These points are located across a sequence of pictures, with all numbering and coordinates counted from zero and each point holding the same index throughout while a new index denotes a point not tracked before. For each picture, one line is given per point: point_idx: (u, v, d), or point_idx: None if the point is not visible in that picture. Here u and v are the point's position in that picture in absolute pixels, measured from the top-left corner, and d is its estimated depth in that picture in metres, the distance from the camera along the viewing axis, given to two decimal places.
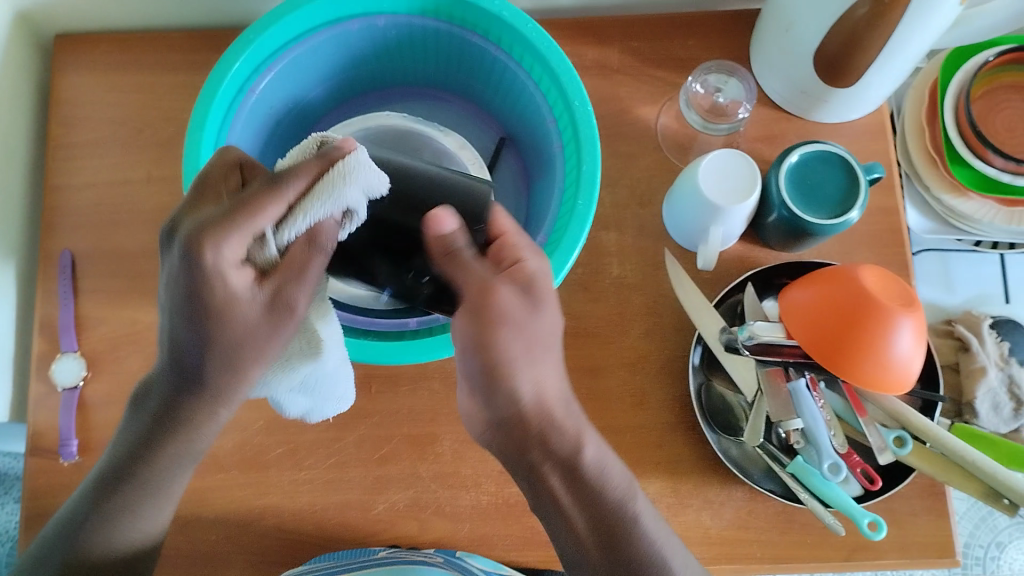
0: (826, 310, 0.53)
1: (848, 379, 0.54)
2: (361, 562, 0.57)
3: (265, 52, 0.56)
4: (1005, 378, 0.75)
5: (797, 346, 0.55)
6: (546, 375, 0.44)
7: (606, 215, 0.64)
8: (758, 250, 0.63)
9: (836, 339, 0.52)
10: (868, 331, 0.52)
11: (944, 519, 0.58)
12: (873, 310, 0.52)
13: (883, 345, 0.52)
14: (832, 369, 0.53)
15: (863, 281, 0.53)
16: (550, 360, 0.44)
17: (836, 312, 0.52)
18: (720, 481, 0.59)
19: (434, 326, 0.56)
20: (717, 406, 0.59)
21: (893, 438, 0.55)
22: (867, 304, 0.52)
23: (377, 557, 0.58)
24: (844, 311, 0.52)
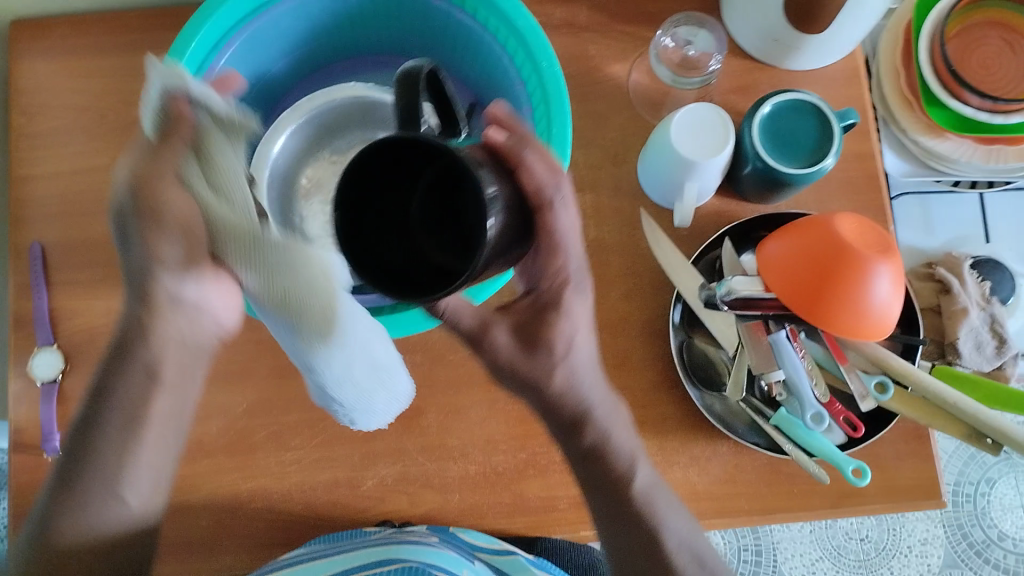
0: (804, 258, 0.53)
1: (829, 326, 0.53)
2: (359, 539, 0.57)
3: (223, 27, 0.55)
4: (988, 318, 0.75)
5: (776, 299, 0.54)
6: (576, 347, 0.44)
7: (581, 177, 0.63)
8: (735, 204, 0.62)
9: (812, 288, 0.53)
10: (849, 280, 0.52)
11: (929, 462, 0.59)
12: (850, 261, 0.52)
13: (858, 296, 0.52)
14: (814, 314, 0.53)
15: (831, 230, 0.52)
16: (580, 331, 0.44)
17: (816, 260, 0.52)
18: (706, 437, 0.59)
19: None
20: (699, 363, 0.59)
21: (875, 384, 0.56)
22: (844, 252, 0.52)
23: (374, 537, 0.57)
24: (823, 259, 0.52)
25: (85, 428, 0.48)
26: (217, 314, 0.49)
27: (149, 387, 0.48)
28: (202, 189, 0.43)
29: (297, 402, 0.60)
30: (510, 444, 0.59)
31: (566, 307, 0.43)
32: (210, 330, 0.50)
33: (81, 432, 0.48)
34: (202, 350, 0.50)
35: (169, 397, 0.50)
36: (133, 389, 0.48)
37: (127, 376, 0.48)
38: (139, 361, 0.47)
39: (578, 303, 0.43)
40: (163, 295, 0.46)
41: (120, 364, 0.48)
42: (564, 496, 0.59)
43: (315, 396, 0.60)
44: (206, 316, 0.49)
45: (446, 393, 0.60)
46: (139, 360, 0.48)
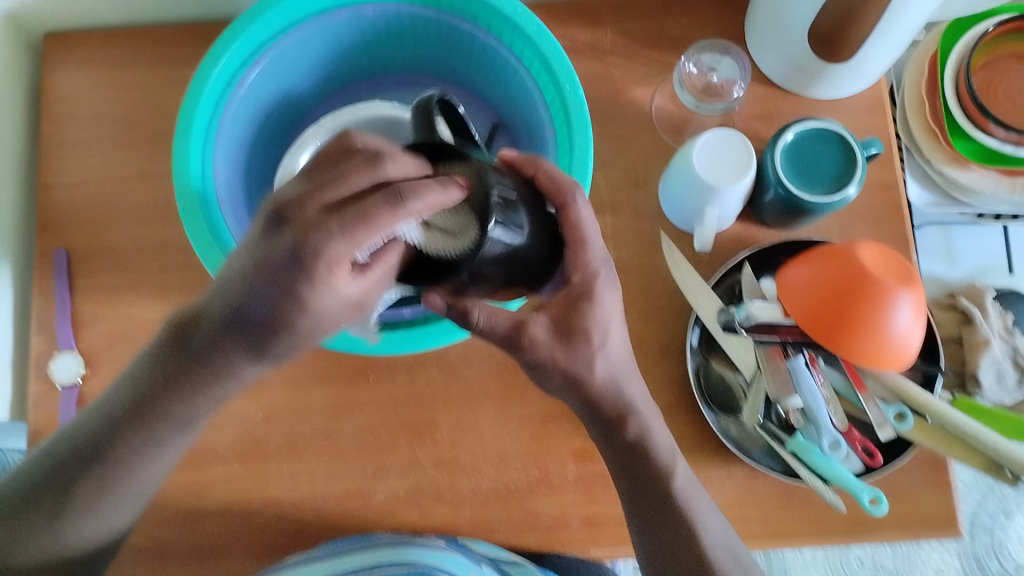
0: (822, 284, 0.53)
1: (848, 354, 0.53)
2: (367, 543, 0.58)
3: (252, 45, 0.56)
4: (1010, 350, 0.75)
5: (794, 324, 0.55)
6: (609, 341, 0.47)
7: (600, 198, 0.63)
8: (754, 229, 0.62)
9: (832, 314, 0.53)
10: (868, 306, 0.52)
11: (946, 493, 0.58)
12: (866, 287, 0.52)
13: (878, 322, 0.52)
14: (832, 341, 0.53)
15: (851, 256, 0.53)
16: (614, 319, 0.47)
17: (834, 286, 0.53)
18: (720, 460, 0.59)
19: (428, 315, 0.55)
20: (717, 386, 0.59)
21: (893, 413, 0.55)
22: (865, 279, 0.52)
23: (382, 541, 0.58)
24: (841, 286, 0.52)
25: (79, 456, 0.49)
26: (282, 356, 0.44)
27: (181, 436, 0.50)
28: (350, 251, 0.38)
29: (313, 412, 0.61)
30: (524, 462, 0.60)
31: (596, 299, 0.46)
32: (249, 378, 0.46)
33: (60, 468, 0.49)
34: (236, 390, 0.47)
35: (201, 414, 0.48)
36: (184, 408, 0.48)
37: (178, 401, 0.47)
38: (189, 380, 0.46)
39: (607, 296, 0.47)
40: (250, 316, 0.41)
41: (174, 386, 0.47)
42: (575, 515, 0.59)
43: (331, 407, 0.61)
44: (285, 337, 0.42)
45: (461, 408, 0.61)
46: (178, 420, 0.48)
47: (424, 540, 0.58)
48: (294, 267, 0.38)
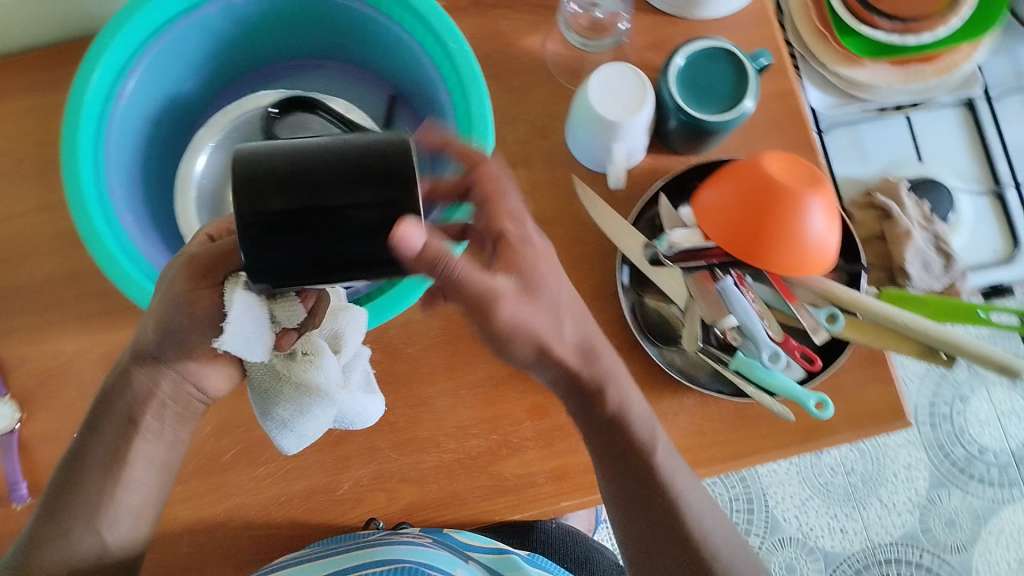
0: (747, 189, 0.53)
1: (778, 257, 0.54)
2: (351, 540, 0.57)
3: (124, 51, 0.53)
4: (932, 237, 0.77)
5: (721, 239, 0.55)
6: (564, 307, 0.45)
7: (511, 152, 0.63)
8: (667, 158, 0.62)
9: (748, 229, 0.53)
10: (793, 205, 0.52)
11: (889, 383, 0.60)
12: (790, 188, 0.52)
13: (804, 220, 0.53)
14: (762, 245, 0.53)
15: (767, 163, 0.53)
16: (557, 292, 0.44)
17: (759, 189, 0.53)
18: (671, 393, 0.59)
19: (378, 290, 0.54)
20: (655, 320, 0.60)
21: (825, 316, 0.57)
22: (774, 190, 0.53)
23: (366, 538, 0.57)
24: (766, 188, 0.53)
25: (77, 455, 0.50)
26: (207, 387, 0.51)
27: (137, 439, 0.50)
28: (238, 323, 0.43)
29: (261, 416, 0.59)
30: (480, 428, 0.60)
31: None
32: (195, 394, 0.51)
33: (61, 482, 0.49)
34: (187, 414, 0.52)
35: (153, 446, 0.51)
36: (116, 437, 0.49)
37: (110, 425, 0.49)
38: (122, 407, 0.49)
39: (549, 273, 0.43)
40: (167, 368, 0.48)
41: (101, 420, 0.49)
42: (541, 471, 0.59)
43: None
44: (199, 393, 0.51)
45: (409, 386, 0.60)
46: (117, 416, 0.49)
47: (411, 538, 0.57)
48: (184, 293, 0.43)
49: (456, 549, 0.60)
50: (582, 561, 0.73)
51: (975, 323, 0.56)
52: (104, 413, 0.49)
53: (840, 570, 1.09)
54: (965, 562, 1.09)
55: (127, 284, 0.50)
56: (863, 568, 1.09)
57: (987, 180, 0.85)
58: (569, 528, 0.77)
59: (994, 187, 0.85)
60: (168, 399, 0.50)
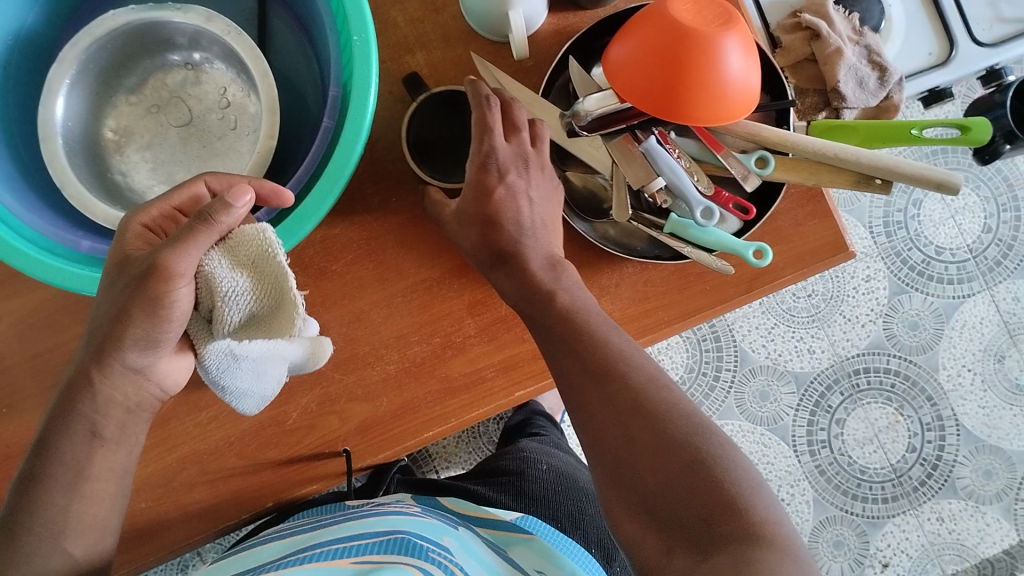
0: (665, 37, 0.49)
1: (701, 106, 0.50)
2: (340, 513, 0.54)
3: None
4: (864, 51, 0.74)
5: (640, 95, 0.51)
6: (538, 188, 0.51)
7: (404, 37, 0.58)
8: (571, 17, 0.58)
9: (664, 82, 0.49)
10: (714, 48, 0.49)
11: (830, 217, 0.58)
12: (711, 32, 0.48)
13: (726, 65, 0.49)
14: (684, 96, 0.50)
15: (680, 9, 0.49)
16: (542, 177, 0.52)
17: (677, 36, 0.48)
18: (610, 265, 0.57)
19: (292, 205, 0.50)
20: (584, 197, 0.57)
21: (755, 160, 0.54)
22: (692, 36, 0.48)
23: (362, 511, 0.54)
24: (685, 34, 0.48)
25: (43, 448, 0.47)
26: (166, 382, 0.50)
27: (93, 446, 0.48)
28: (206, 296, 0.44)
29: None
30: (421, 333, 0.58)
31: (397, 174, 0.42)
32: (152, 392, 0.50)
33: (25, 481, 0.47)
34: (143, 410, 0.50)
35: (114, 452, 0.49)
36: (79, 449, 0.47)
37: (71, 437, 0.47)
38: (81, 421, 0.47)
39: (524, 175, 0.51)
40: (122, 368, 0.46)
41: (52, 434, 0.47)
42: (489, 365, 0.58)
43: None
44: (155, 387, 0.50)
45: (340, 305, 0.58)
46: (79, 428, 0.47)
47: (396, 508, 0.54)
48: (146, 279, 0.42)
49: (445, 518, 0.57)
50: (575, 515, 0.69)
51: (911, 143, 0.53)
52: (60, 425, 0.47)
53: (812, 389, 1.11)
54: (931, 362, 1.12)
55: (8, 252, 0.46)
56: (833, 383, 1.12)
57: None
58: (562, 471, 0.75)
59: None
60: (124, 397, 0.48)
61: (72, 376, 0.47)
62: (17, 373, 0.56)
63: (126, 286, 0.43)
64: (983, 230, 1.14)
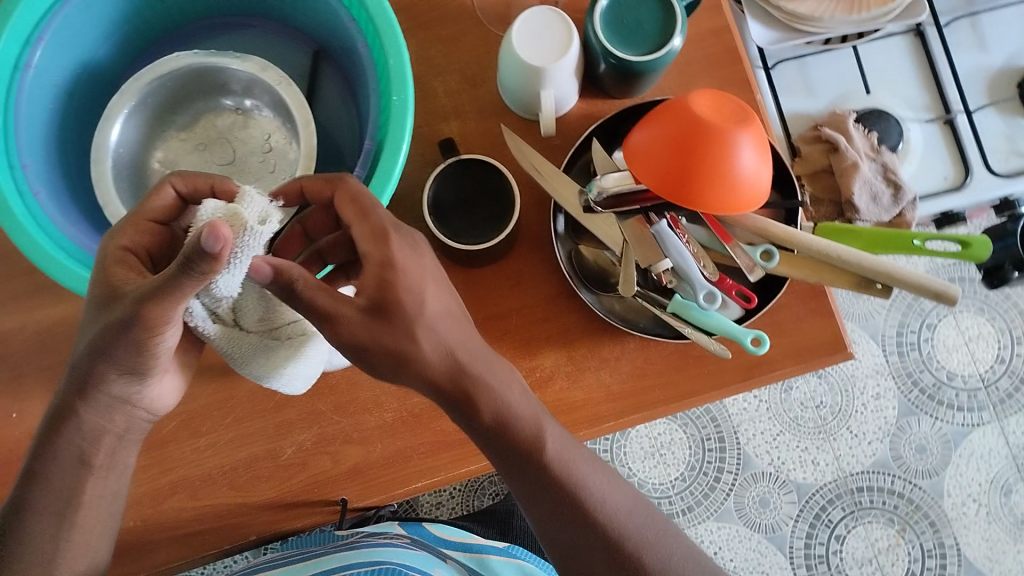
0: (697, 117, 0.52)
1: (710, 187, 0.52)
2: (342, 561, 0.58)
3: (26, 20, 0.51)
4: (880, 168, 0.77)
5: (656, 167, 0.53)
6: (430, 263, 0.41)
7: (442, 105, 0.62)
8: (600, 104, 0.61)
9: (686, 153, 0.52)
10: (741, 138, 0.52)
11: (830, 317, 0.60)
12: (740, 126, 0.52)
13: (745, 155, 0.52)
14: (700, 172, 0.52)
15: (715, 101, 0.53)
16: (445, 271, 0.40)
17: (709, 118, 0.52)
18: (611, 338, 0.59)
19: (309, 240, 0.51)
20: (592, 270, 0.59)
21: (760, 254, 0.56)
22: (724, 122, 0.52)
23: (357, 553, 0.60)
24: (717, 119, 0.52)
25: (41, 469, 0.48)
26: (154, 404, 0.50)
27: (83, 474, 0.49)
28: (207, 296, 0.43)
29: (198, 388, 0.59)
30: None
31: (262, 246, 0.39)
32: (142, 417, 0.50)
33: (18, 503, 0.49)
34: (132, 437, 0.50)
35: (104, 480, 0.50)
36: (67, 476, 0.48)
37: (61, 465, 0.48)
38: (72, 451, 0.48)
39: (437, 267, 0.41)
40: (107, 399, 0.46)
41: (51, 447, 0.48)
42: None
43: (218, 378, 0.59)
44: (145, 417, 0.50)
45: None
46: (68, 459, 0.48)
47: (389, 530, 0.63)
48: (131, 331, 0.41)
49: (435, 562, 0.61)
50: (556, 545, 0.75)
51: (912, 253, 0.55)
52: (54, 435, 0.47)
53: (813, 501, 1.10)
54: (936, 486, 1.11)
55: (37, 253, 0.49)
56: (835, 497, 1.11)
57: (937, 108, 0.83)
58: None
59: (944, 115, 0.83)
60: (114, 425, 0.48)
61: (60, 399, 0.47)
62: (32, 379, 0.58)
63: (102, 327, 0.42)
64: (996, 360, 1.14)
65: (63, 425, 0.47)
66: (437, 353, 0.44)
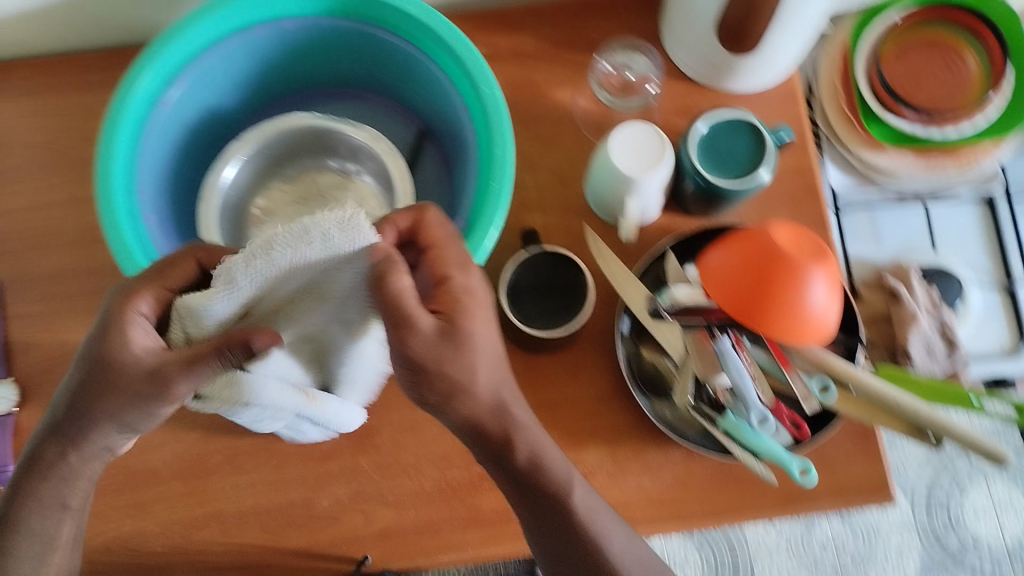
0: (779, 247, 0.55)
1: (775, 307, 0.54)
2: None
3: (174, 61, 0.55)
4: (938, 323, 0.78)
5: (731, 278, 0.55)
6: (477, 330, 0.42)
7: (529, 196, 0.65)
8: (678, 219, 0.64)
9: (762, 271, 0.54)
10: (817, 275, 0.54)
11: (876, 460, 0.60)
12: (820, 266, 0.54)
13: (816, 290, 0.54)
14: (770, 291, 0.54)
15: (800, 238, 0.55)
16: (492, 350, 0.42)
17: (792, 250, 0.54)
18: (657, 445, 0.60)
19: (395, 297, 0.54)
20: (649, 373, 0.61)
21: (818, 386, 0.57)
22: (806, 258, 0.54)
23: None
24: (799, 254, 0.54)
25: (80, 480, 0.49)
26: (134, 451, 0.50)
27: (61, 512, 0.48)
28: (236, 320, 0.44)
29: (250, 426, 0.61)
30: (465, 460, 0.61)
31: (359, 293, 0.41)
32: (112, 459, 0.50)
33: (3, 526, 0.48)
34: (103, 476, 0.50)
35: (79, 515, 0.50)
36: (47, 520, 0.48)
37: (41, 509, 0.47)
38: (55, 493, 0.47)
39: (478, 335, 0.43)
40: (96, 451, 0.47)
41: (35, 487, 0.47)
42: None
43: None
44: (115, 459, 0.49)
45: (401, 412, 0.61)
46: (50, 499, 0.47)
47: None
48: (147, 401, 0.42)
49: None
50: None
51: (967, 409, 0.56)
52: (40, 479, 0.47)
53: None
54: None
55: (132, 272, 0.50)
56: None
57: (999, 275, 0.86)
58: None
59: (1005, 283, 0.85)
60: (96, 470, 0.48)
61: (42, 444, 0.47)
62: None
63: (108, 390, 0.43)
64: None
65: (41, 468, 0.47)
66: (487, 396, 0.45)
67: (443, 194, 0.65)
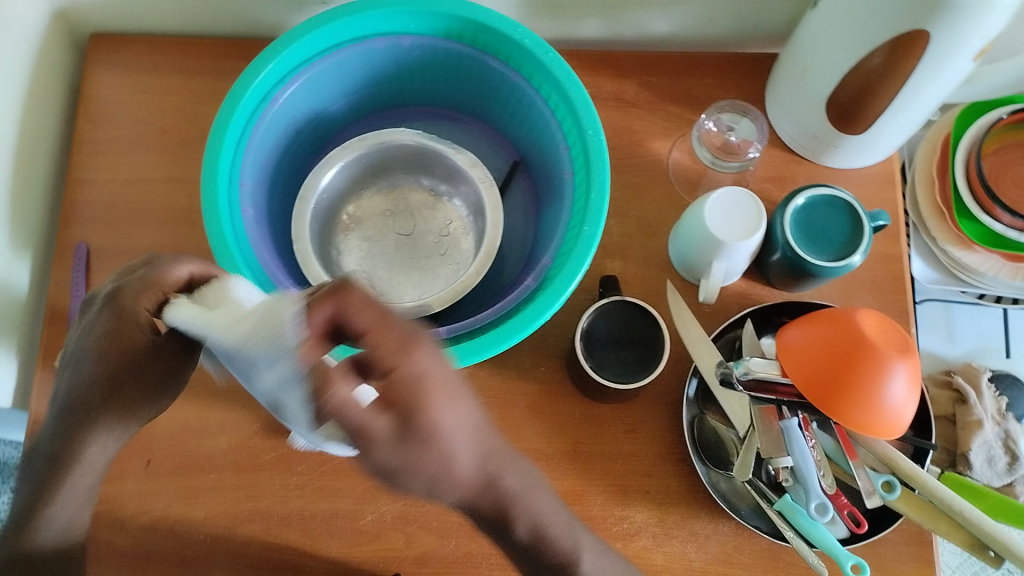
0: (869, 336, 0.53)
1: (860, 404, 0.53)
2: None
3: (293, 62, 0.56)
4: (1002, 433, 0.76)
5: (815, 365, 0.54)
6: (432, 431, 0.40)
7: (613, 243, 0.65)
8: (760, 288, 0.64)
9: (851, 364, 0.52)
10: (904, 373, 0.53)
11: (931, 567, 0.58)
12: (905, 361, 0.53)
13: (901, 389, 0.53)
14: (858, 386, 0.52)
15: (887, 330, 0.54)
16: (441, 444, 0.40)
17: (880, 342, 0.53)
18: (708, 515, 0.59)
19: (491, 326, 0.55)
20: (710, 440, 0.60)
21: (882, 482, 0.55)
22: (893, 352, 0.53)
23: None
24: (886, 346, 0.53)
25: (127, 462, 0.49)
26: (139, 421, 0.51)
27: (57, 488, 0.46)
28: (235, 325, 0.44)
29: None
30: None
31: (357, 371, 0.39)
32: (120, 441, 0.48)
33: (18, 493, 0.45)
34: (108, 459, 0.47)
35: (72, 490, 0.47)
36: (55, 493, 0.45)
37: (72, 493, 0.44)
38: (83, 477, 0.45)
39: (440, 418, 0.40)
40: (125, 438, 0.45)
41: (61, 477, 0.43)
42: None
43: None
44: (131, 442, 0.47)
45: None
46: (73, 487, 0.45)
47: None
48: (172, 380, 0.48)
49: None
50: None
51: None
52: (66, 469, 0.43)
53: None
54: None
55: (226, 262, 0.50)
56: None
57: None
58: None
59: None
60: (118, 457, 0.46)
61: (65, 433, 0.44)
62: None
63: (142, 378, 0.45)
64: None
65: (78, 466, 0.44)
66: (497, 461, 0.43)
67: (528, 227, 0.66)
